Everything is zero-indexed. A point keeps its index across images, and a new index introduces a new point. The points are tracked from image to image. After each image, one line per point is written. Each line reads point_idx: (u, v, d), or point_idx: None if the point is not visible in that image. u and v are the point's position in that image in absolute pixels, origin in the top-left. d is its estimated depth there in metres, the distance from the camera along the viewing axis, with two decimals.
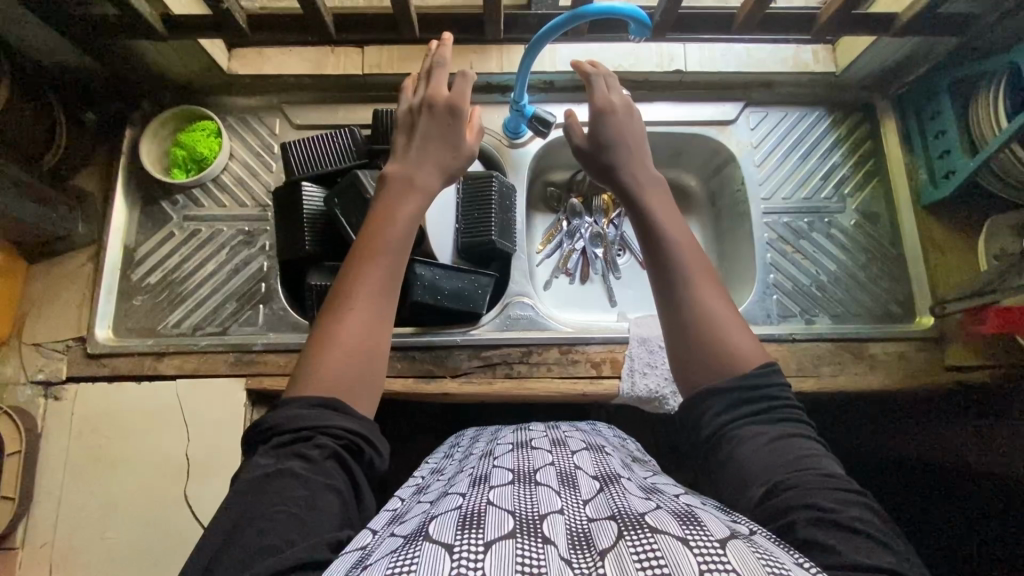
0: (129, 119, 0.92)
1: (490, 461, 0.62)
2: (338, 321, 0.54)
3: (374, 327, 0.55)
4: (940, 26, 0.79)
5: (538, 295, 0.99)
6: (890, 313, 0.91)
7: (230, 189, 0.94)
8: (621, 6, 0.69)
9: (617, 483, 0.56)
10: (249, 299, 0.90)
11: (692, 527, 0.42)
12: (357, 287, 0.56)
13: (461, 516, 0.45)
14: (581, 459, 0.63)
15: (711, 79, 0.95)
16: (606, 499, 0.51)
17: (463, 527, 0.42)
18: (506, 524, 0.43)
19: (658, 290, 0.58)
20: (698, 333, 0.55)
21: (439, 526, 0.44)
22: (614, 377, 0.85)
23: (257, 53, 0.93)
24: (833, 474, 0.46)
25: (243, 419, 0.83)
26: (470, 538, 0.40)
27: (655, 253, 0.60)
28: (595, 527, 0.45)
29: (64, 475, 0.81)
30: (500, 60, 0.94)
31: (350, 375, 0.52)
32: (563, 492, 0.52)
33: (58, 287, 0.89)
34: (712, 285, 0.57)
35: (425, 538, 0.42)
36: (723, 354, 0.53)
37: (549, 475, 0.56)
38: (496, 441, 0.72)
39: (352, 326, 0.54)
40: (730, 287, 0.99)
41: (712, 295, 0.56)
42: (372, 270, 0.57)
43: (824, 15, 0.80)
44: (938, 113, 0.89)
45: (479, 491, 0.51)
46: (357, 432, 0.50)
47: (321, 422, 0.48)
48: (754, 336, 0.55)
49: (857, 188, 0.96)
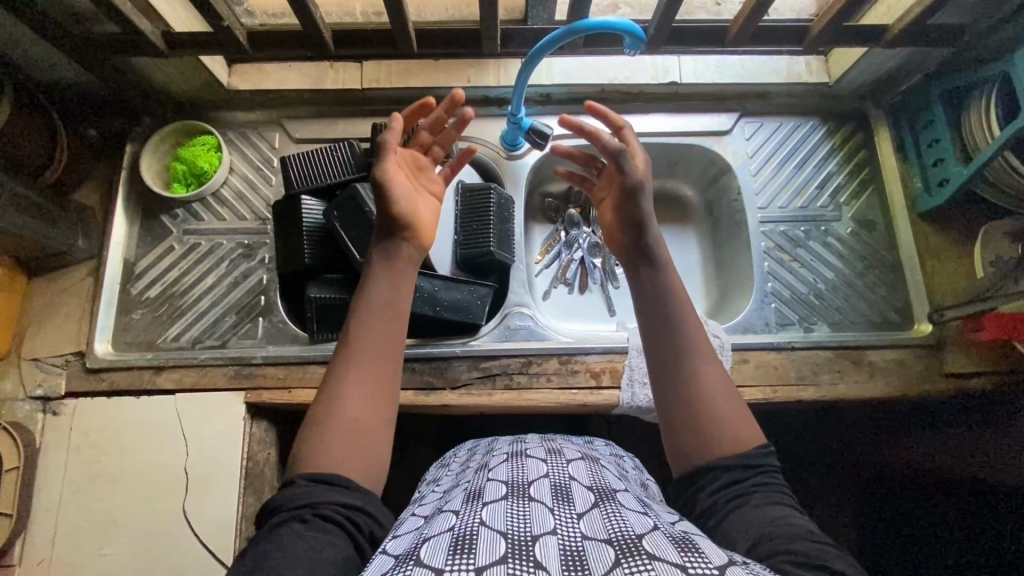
0: (130, 134, 0.93)
1: (485, 474, 0.63)
2: (336, 399, 0.55)
3: (380, 394, 0.56)
4: (931, 36, 0.80)
5: (536, 306, 0.99)
6: (888, 320, 0.91)
7: (229, 202, 0.94)
8: (617, 21, 0.71)
9: (612, 498, 0.56)
10: (249, 312, 0.90)
11: (691, 553, 0.43)
12: (359, 353, 0.57)
13: (453, 539, 0.46)
14: (576, 469, 0.63)
15: (706, 91, 0.97)
16: (600, 514, 0.51)
17: (455, 552, 0.44)
18: (497, 548, 0.44)
19: (656, 364, 0.59)
20: (695, 413, 0.55)
21: (430, 550, 0.45)
22: (614, 388, 0.85)
23: (258, 69, 0.94)
24: (813, 531, 0.48)
25: (242, 433, 0.83)
26: (460, 563, 0.42)
27: (653, 324, 0.60)
28: (589, 544, 0.46)
29: (63, 489, 0.81)
30: (497, 73, 0.95)
31: (347, 453, 0.52)
32: (557, 508, 0.52)
33: (58, 302, 0.89)
34: (709, 364, 0.57)
35: (415, 561, 0.43)
36: (719, 430, 0.54)
37: (543, 488, 0.56)
38: (492, 451, 0.72)
39: (360, 392, 0.55)
40: (728, 295, 0.99)
41: (710, 371, 0.57)
42: (379, 332, 0.59)
43: (815, 29, 0.80)
44: (931, 122, 0.90)
45: (471, 510, 0.52)
46: (355, 505, 0.50)
47: (317, 497, 0.49)
48: (752, 418, 0.56)
49: (852, 197, 0.97)
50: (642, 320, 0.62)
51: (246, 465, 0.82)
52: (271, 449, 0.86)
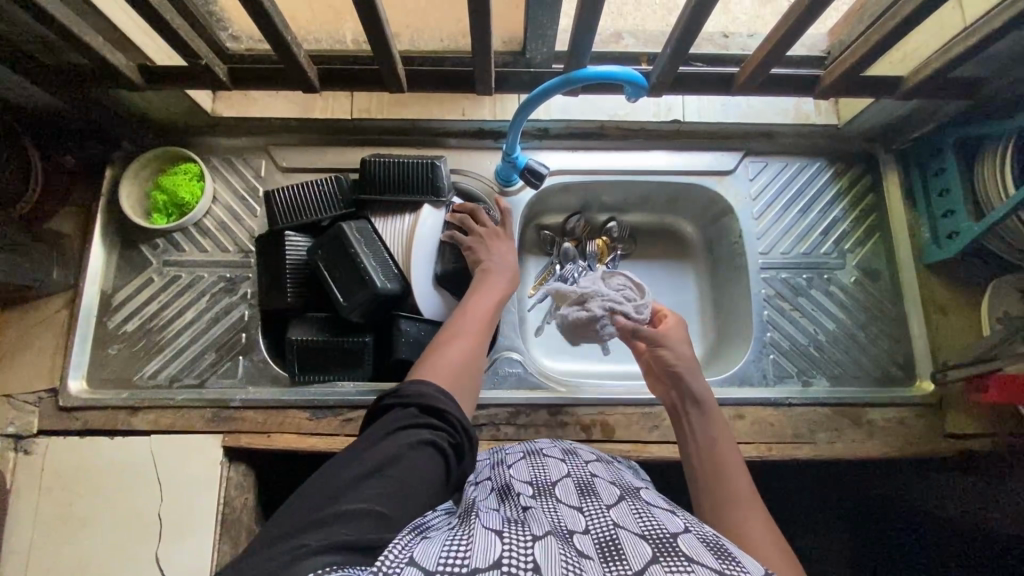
0: (110, 160, 0.90)
1: (505, 471, 0.63)
2: (450, 345, 0.69)
3: (472, 359, 0.69)
4: (950, 88, 0.76)
5: (527, 346, 0.96)
6: (889, 375, 0.88)
7: (212, 233, 0.91)
8: (620, 72, 0.69)
9: (637, 495, 0.56)
10: (229, 350, 0.87)
11: (727, 560, 0.43)
12: (468, 326, 0.73)
13: (500, 522, 0.48)
14: (597, 468, 0.62)
15: (710, 129, 0.93)
16: (629, 508, 0.52)
17: (506, 529, 0.46)
18: (543, 531, 0.47)
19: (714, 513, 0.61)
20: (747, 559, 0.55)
21: (481, 524, 0.48)
22: (604, 441, 0.82)
23: (244, 96, 0.91)
24: None
25: (219, 478, 0.80)
26: (514, 537, 0.44)
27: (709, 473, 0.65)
28: (622, 535, 0.47)
29: (31, 533, 0.77)
30: (494, 107, 0.93)
31: (456, 378, 0.65)
32: (586, 505, 0.53)
33: (32, 335, 0.86)
34: (761, 521, 0.59)
35: (471, 530, 0.46)
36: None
37: (568, 486, 0.57)
38: (506, 449, 0.70)
39: (459, 346, 0.69)
40: (726, 340, 0.96)
41: (764, 530, 0.58)
42: (475, 319, 0.74)
43: (827, 78, 0.77)
44: (943, 171, 0.86)
45: (509, 507, 0.54)
46: (463, 427, 0.59)
47: (440, 405, 0.59)
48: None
49: (858, 243, 0.93)
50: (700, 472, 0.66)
51: (222, 512, 0.79)
52: (248, 493, 0.84)
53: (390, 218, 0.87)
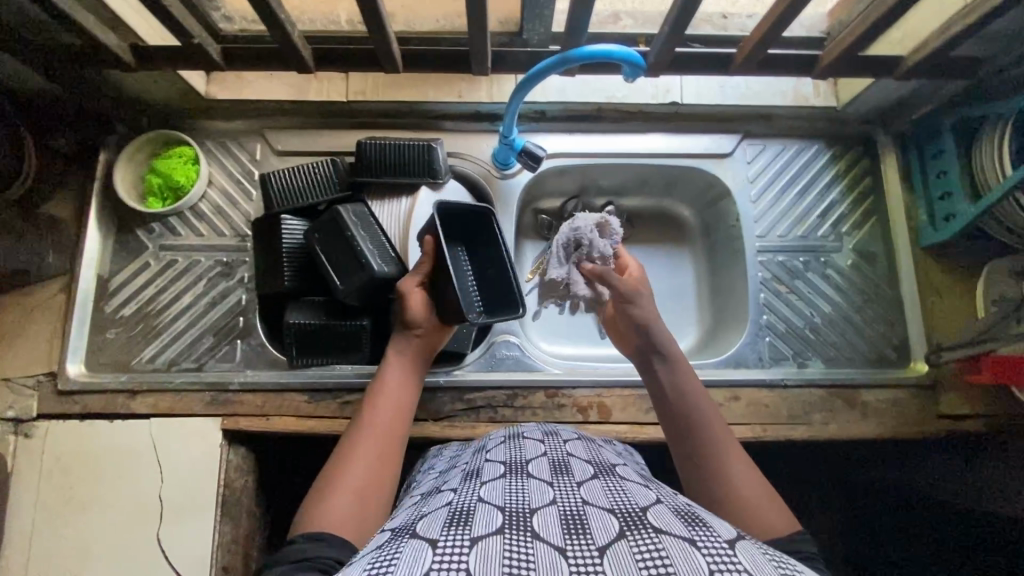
0: (104, 143, 0.89)
1: (483, 455, 0.61)
2: (346, 468, 0.62)
3: (373, 479, 0.62)
4: (948, 68, 0.76)
5: (525, 329, 0.96)
6: (884, 357, 0.88)
7: (207, 217, 0.91)
8: (615, 50, 0.68)
9: (612, 472, 0.54)
10: (227, 334, 0.87)
11: (697, 527, 0.42)
12: (365, 432, 0.67)
13: (451, 513, 0.45)
14: (575, 447, 0.60)
15: (707, 111, 0.93)
16: (600, 485, 0.50)
17: (451, 524, 0.43)
18: (494, 520, 0.43)
19: (686, 455, 0.64)
20: (727, 498, 0.59)
21: (427, 526, 0.44)
22: (601, 422, 0.83)
23: (238, 77, 0.90)
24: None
25: (218, 460, 0.80)
26: (458, 534, 0.41)
27: (679, 421, 0.67)
28: (591, 513, 0.44)
29: (33, 514, 0.78)
30: (490, 89, 0.91)
31: (352, 510, 0.58)
32: (556, 481, 0.50)
33: (29, 319, 0.86)
34: (737, 453, 0.63)
35: (409, 536, 0.43)
36: (748, 517, 0.57)
37: (541, 464, 0.54)
38: (488, 435, 0.69)
39: (356, 469, 0.62)
40: (722, 324, 0.97)
41: (741, 466, 0.61)
42: (377, 422, 0.68)
43: (826, 58, 0.77)
44: (941, 153, 0.86)
45: (469, 488, 0.51)
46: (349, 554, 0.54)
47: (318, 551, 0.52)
48: (781, 507, 0.58)
49: (854, 226, 0.93)
50: (669, 415, 0.68)
51: (223, 493, 0.80)
52: (248, 475, 0.84)
53: (387, 202, 0.87)
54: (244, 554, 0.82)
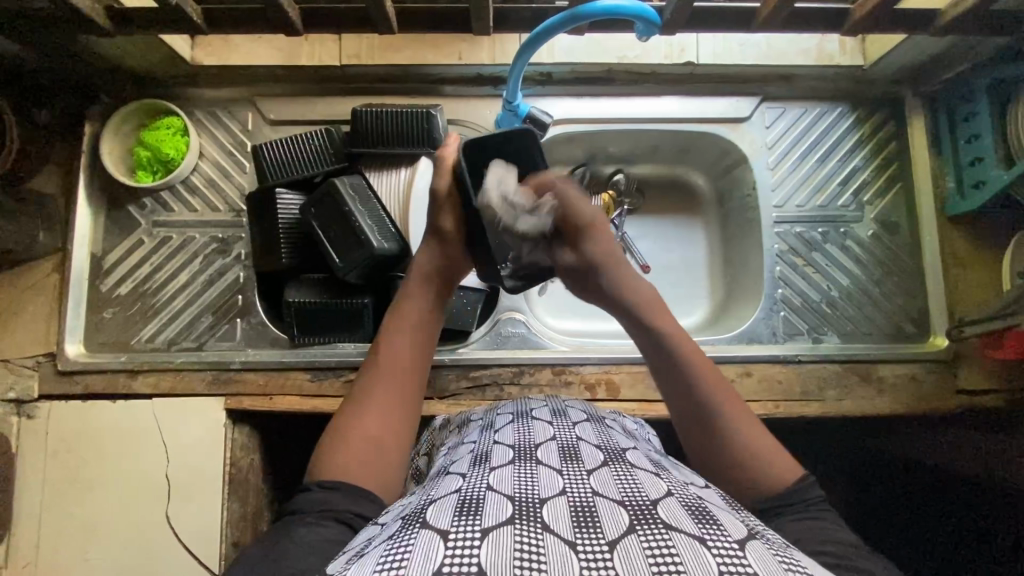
0: (88, 114, 0.85)
1: (491, 435, 0.59)
2: (360, 412, 0.57)
3: (386, 420, 0.57)
4: (990, 23, 0.69)
5: (531, 305, 0.93)
6: (902, 331, 0.86)
7: (200, 191, 0.87)
8: (631, 4, 0.64)
9: (624, 458, 0.52)
10: (226, 312, 0.85)
11: (707, 524, 0.41)
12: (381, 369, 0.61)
13: (460, 501, 0.43)
14: (584, 430, 0.58)
15: (724, 72, 0.87)
16: (611, 473, 0.48)
17: (461, 513, 0.41)
18: (505, 510, 0.41)
19: (682, 417, 0.59)
20: (731, 458, 0.55)
21: (437, 511, 0.42)
22: (609, 400, 0.82)
23: (224, 40, 0.84)
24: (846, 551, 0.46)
25: (223, 439, 0.80)
26: (467, 524, 0.39)
27: (668, 379, 0.61)
28: (601, 505, 0.43)
29: (41, 494, 0.78)
30: (492, 50, 0.86)
31: (367, 457, 0.54)
32: (566, 469, 0.48)
33: (24, 299, 0.83)
34: (733, 401, 0.58)
35: (420, 522, 0.41)
36: (756, 471, 0.54)
37: (550, 450, 0.53)
38: (496, 411, 0.68)
39: (371, 412, 0.57)
40: (735, 297, 0.94)
41: (741, 418, 0.57)
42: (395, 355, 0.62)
43: (858, 13, 0.71)
44: (974, 116, 0.81)
45: (479, 473, 0.49)
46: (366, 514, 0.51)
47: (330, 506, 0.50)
48: (782, 449, 0.56)
49: (877, 195, 0.89)
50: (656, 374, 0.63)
51: (229, 472, 0.79)
52: (254, 453, 0.84)
53: (386, 173, 0.83)
54: (253, 529, 0.82)
